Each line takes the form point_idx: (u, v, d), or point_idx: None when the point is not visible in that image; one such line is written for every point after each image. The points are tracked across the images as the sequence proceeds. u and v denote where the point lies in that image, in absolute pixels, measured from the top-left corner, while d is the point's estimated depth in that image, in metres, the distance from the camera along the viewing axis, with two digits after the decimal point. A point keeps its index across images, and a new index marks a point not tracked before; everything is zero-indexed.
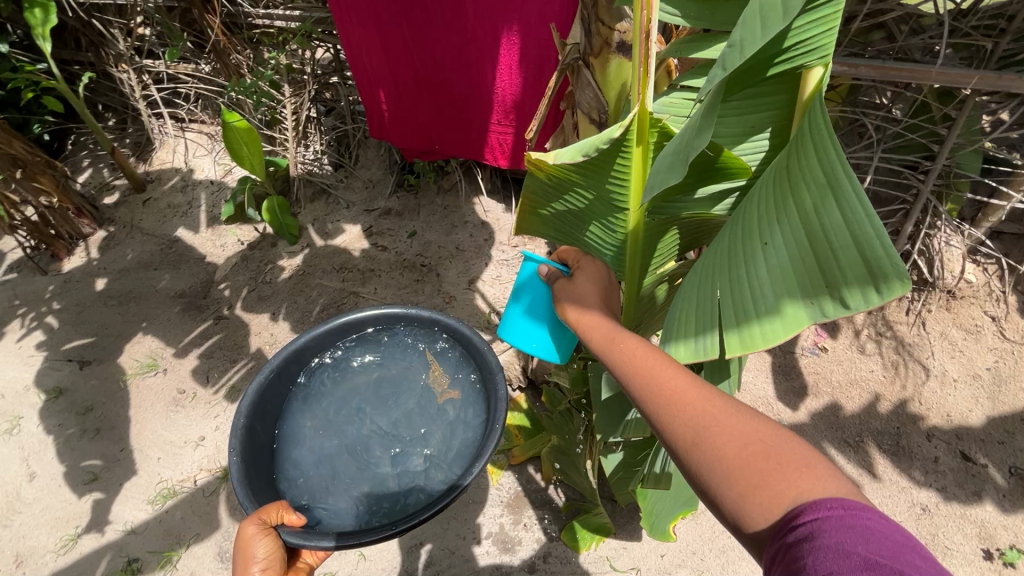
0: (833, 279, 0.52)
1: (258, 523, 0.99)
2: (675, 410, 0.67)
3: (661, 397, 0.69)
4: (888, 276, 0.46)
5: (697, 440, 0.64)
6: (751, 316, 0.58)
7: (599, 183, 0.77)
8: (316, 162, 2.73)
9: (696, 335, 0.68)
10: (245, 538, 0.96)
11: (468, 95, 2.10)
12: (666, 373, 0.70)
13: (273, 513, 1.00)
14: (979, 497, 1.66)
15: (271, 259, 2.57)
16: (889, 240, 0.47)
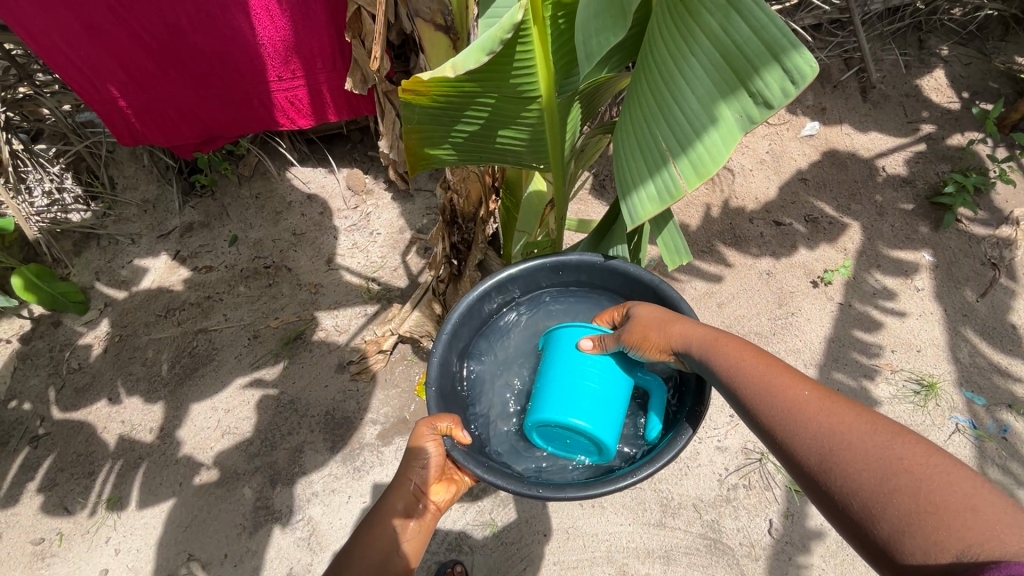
0: (750, 85, 0.56)
1: (431, 430, 1.02)
2: (807, 432, 0.72)
3: (787, 419, 0.74)
4: (797, 64, 0.53)
5: (823, 465, 0.69)
6: (691, 133, 0.60)
7: (498, 81, 0.68)
8: (56, 206, 2.13)
9: (650, 186, 0.65)
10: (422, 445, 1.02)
11: (226, 56, 1.75)
12: (786, 390, 0.77)
13: (442, 423, 1.02)
14: (795, 247, 2.13)
15: (64, 342, 2.01)
16: (783, 24, 0.54)
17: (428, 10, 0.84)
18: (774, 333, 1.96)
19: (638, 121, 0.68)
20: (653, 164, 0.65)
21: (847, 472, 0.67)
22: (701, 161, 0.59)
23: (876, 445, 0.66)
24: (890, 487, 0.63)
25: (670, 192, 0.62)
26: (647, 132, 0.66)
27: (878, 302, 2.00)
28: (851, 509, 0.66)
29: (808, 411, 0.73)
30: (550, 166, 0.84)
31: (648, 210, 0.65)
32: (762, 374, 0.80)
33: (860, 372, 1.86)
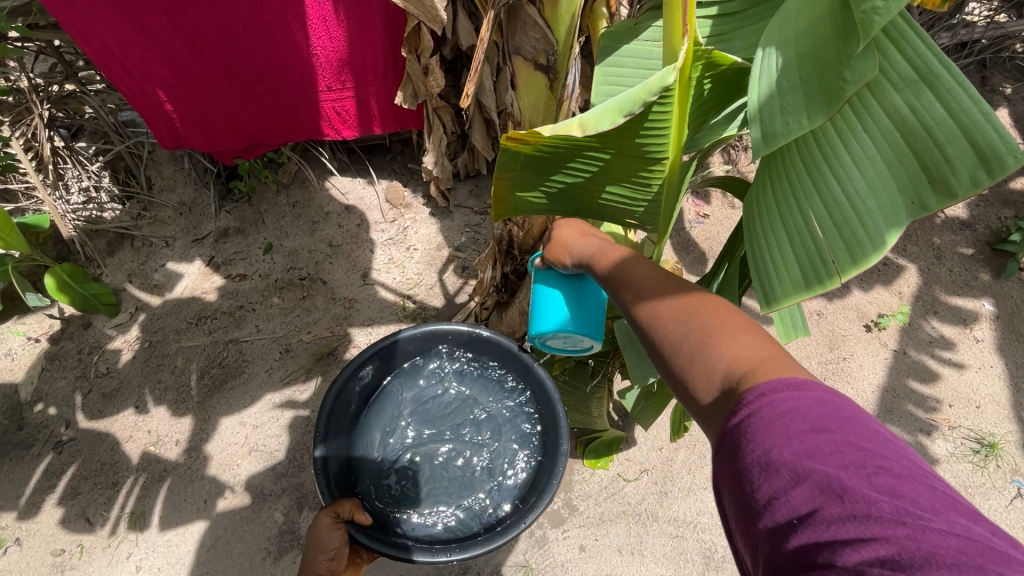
0: (932, 171, 0.50)
1: (333, 517, 1.11)
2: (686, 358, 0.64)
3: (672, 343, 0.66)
4: (999, 156, 0.46)
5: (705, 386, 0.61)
6: (851, 215, 0.54)
7: (622, 141, 0.62)
8: (93, 204, 2.10)
9: (794, 268, 0.59)
10: (320, 532, 1.08)
11: (277, 64, 1.70)
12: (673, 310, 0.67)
13: (344, 508, 1.12)
14: (847, 288, 2.05)
15: (93, 345, 1.97)
16: (985, 107, 0.47)
17: (531, 49, 0.79)
18: (825, 379, 1.87)
19: (778, 190, 0.62)
20: (796, 241, 0.59)
21: (707, 371, 0.61)
22: (864, 248, 0.53)
23: (740, 352, 0.60)
24: (743, 372, 0.58)
25: (816, 275, 0.56)
26: (789, 204, 0.60)
27: (935, 351, 1.91)
28: (694, 378, 0.63)
29: (686, 320, 0.66)
30: (654, 227, 0.77)
31: (789, 296, 0.58)
32: (654, 309, 0.70)
33: (916, 427, 1.78)
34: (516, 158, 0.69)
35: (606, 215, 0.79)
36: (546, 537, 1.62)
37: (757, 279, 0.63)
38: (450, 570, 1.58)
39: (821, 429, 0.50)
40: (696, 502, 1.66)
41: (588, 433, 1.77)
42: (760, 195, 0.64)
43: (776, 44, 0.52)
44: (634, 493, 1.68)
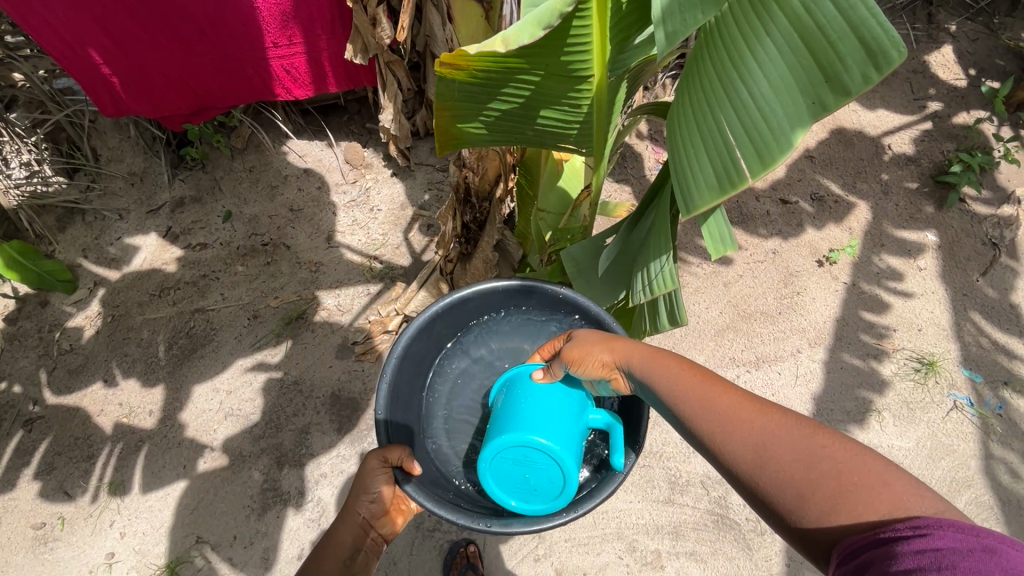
0: (828, 73, 0.53)
1: (380, 460, 0.94)
2: (733, 429, 0.68)
3: (710, 417, 0.70)
4: (884, 51, 0.49)
5: (755, 463, 0.65)
6: (760, 119, 0.57)
7: (548, 59, 0.64)
8: (37, 178, 2.01)
9: (711, 175, 0.63)
10: (370, 476, 0.94)
11: (218, 19, 1.64)
12: (717, 391, 0.72)
13: (393, 453, 0.95)
14: (801, 226, 2.13)
15: (53, 323, 1.93)
16: (870, 4, 0.50)
17: None
18: (781, 313, 1.96)
19: (698, 105, 0.65)
20: (714, 151, 0.62)
21: (781, 468, 0.63)
22: (771, 150, 0.56)
23: (802, 436, 0.63)
24: (817, 475, 0.60)
25: (729, 181, 0.60)
26: (706, 116, 0.63)
27: (883, 281, 2.02)
28: (760, 478, 0.64)
29: (733, 414, 0.69)
30: (591, 151, 0.79)
31: (705, 202, 0.63)
32: (691, 385, 0.75)
33: (865, 352, 1.89)
34: (451, 86, 0.71)
35: (546, 142, 0.81)
36: None
37: (681, 196, 0.67)
38: (430, 512, 1.65)
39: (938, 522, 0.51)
40: (661, 434, 1.75)
41: None
42: (686, 111, 0.67)
43: None
44: None
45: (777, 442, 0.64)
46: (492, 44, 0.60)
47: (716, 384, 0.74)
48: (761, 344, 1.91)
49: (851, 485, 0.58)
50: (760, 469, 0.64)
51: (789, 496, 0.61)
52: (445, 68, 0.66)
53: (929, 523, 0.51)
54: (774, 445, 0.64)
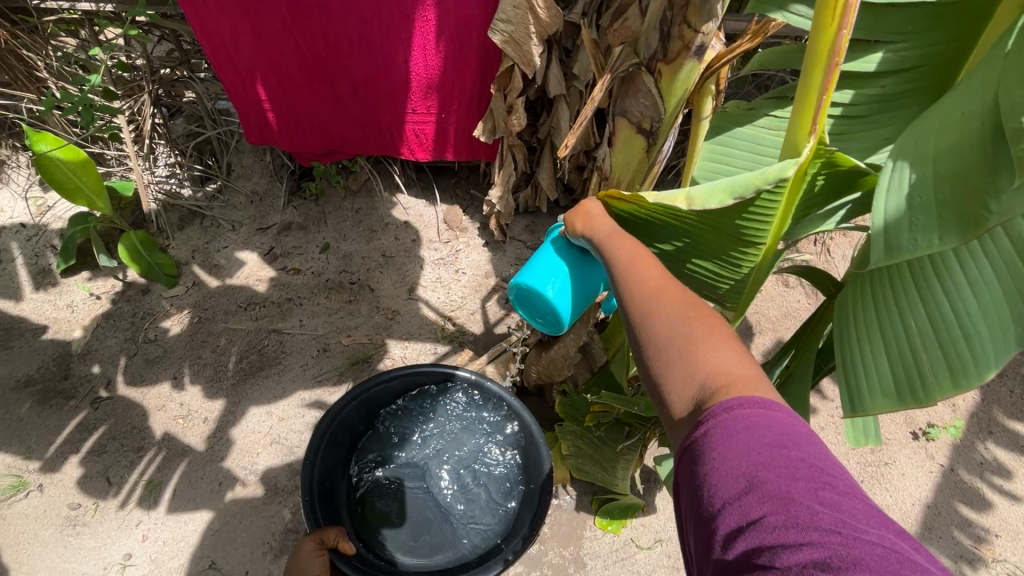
0: None
1: (318, 541, 1.21)
2: (658, 315, 0.70)
3: (644, 297, 0.73)
4: None
5: (678, 345, 0.67)
6: (956, 342, 0.62)
7: (722, 220, 0.62)
8: (173, 178, 2.23)
9: (892, 380, 0.68)
10: (302, 551, 1.19)
11: (371, 81, 1.80)
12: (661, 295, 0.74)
13: (329, 534, 1.23)
14: None
15: (147, 312, 2.06)
16: None
17: (638, 114, 0.83)
18: (863, 481, 1.78)
19: (881, 301, 0.71)
20: (897, 353, 0.67)
21: (689, 355, 0.66)
22: (966, 373, 0.61)
23: (713, 341, 0.66)
24: (725, 375, 0.63)
25: (916, 394, 0.65)
26: (891, 317, 0.69)
27: (989, 476, 1.80)
28: (671, 387, 0.66)
29: (655, 302, 0.73)
30: (739, 308, 0.75)
31: (881, 405, 0.68)
32: (643, 284, 0.76)
33: (959, 554, 1.66)
34: None
35: (691, 286, 0.79)
36: None
37: (851, 385, 0.72)
38: None
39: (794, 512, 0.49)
40: None
41: (606, 491, 1.70)
42: (865, 303, 0.73)
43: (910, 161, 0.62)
44: (645, 563, 1.61)
45: (700, 336, 0.67)
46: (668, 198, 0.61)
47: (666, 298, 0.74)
48: None
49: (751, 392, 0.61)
50: (672, 346, 0.67)
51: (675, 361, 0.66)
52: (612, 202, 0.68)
53: (737, 402, 0.58)
54: (698, 343, 0.66)
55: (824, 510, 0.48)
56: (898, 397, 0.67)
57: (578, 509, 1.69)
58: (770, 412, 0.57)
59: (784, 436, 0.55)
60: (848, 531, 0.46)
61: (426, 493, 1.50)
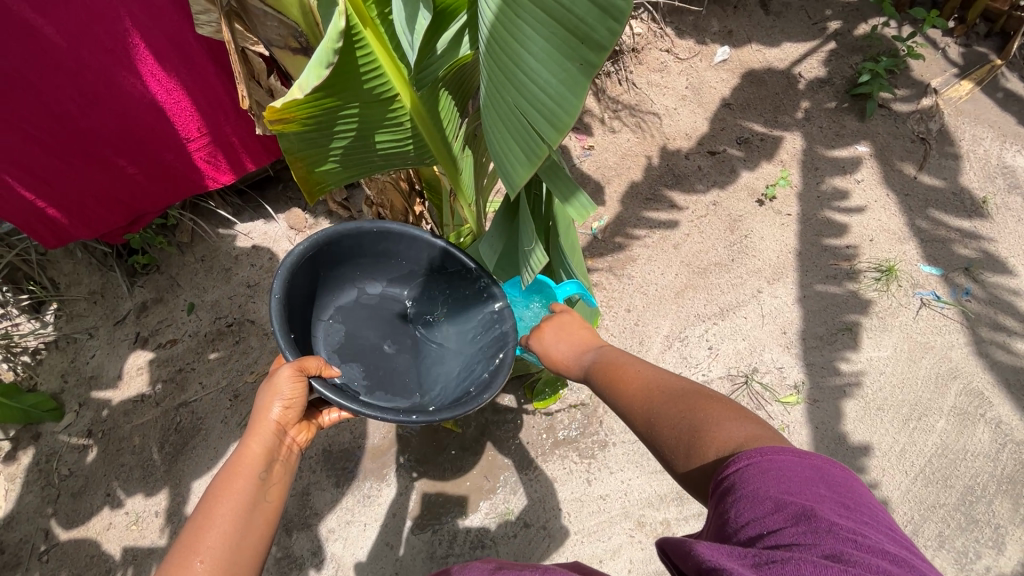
0: (581, 38, 0.57)
1: (296, 370, 1.00)
2: (663, 414, 0.83)
3: (644, 416, 0.85)
4: (613, 9, 0.53)
5: (686, 435, 0.78)
6: (534, 93, 0.63)
7: (353, 91, 0.70)
8: (4, 319, 2.10)
9: (521, 154, 0.69)
10: (280, 377, 0.98)
11: (126, 131, 1.72)
12: (643, 394, 0.87)
13: (310, 363, 1.01)
14: (735, 171, 2.16)
15: (49, 453, 1.98)
16: None
17: (281, 36, 0.95)
18: (733, 259, 1.99)
19: (492, 89, 0.70)
20: (517, 132, 0.68)
21: (699, 430, 0.76)
22: (558, 120, 0.62)
23: (712, 414, 0.77)
24: (708, 430, 0.75)
25: (535, 153, 0.67)
26: (502, 98, 0.69)
27: (832, 204, 2.04)
28: (676, 452, 0.78)
29: (650, 406, 0.85)
30: (434, 158, 0.86)
31: (522, 176, 0.70)
32: (631, 395, 0.89)
33: (832, 276, 1.90)
34: (291, 139, 0.77)
35: (399, 164, 0.87)
36: (518, 480, 1.72)
37: (506, 176, 0.74)
38: (441, 539, 1.67)
39: (818, 495, 0.60)
40: None
41: (533, 376, 1.86)
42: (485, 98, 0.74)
43: None
44: (587, 415, 1.80)
45: (692, 408, 0.80)
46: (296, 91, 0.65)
47: (653, 381, 0.89)
48: (721, 294, 1.93)
49: (723, 429, 0.74)
50: (678, 433, 0.79)
51: (676, 447, 0.79)
52: (273, 122, 0.70)
53: (768, 448, 0.65)
54: (698, 413, 0.79)
55: (844, 527, 0.56)
56: (531, 161, 0.69)
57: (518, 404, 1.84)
58: (801, 458, 0.63)
59: (822, 477, 0.62)
60: (861, 545, 0.54)
61: (382, 348, 1.24)
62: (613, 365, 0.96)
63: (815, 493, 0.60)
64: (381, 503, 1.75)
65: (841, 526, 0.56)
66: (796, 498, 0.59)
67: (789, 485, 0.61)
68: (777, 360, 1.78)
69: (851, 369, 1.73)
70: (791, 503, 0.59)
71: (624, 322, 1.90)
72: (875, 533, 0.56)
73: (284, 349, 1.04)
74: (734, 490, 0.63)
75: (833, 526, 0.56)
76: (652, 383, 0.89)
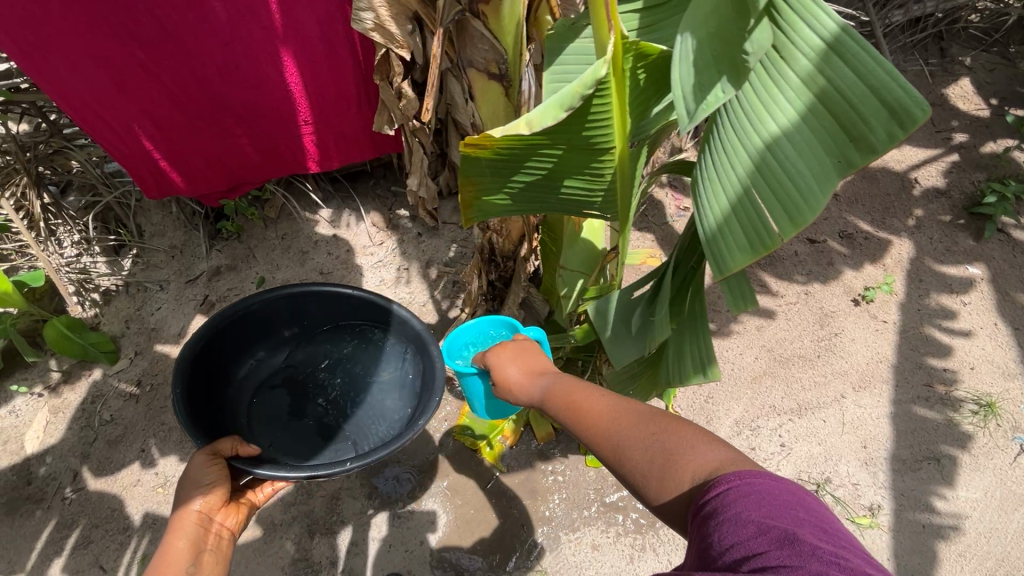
0: (855, 136, 0.61)
1: (211, 453, 1.04)
2: (626, 438, 0.76)
3: (608, 442, 0.78)
4: (909, 112, 0.58)
5: (653, 461, 0.71)
6: (781, 181, 0.64)
7: (571, 134, 0.66)
8: (84, 254, 2.14)
9: (741, 240, 0.68)
10: (195, 465, 1.01)
11: (253, 104, 1.76)
12: (608, 416, 0.80)
13: (224, 444, 1.06)
14: (834, 265, 2.08)
15: (96, 394, 1.99)
16: (899, 86, 0.59)
17: (483, 59, 0.97)
18: (819, 356, 1.89)
19: (719, 169, 0.71)
20: (743, 215, 0.68)
21: (669, 453, 0.70)
22: (803, 211, 0.62)
23: (671, 432, 0.73)
24: (675, 454, 0.70)
25: (763, 243, 0.65)
26: (730, 180, 0.70)
27: (935, 321, 1.93)
28: (648, 482, 0.71)
29: (614, 428, 0.78)
30: (617, 213, 0.80)
31: (738, 262, 0.68)
32: (596, 420, 0.81)
33: (926, 398, 1.78)
34: (481, 164, 0.75)
35: (572, 211, 0.82)
36: (557, 537, 1.63)
37: (711, 262, 0.72)
38: None
39: (796, 524, 0.55)
40: None
41: None
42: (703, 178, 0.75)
43: (688, 30, 0.67)
44: None
45: (652, 430, 0.75)
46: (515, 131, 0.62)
47: (610, 401, 0.83)
48: (802, 390, 1.83)
49: (690, 450, 0.69)
50: (652, 458, 0.72)
51: (646, 479, 0.72)
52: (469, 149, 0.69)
53: (745, 471, 0.61)
54: (657, 436, 0.74)
55: (828, 552, 0.51)
56: (751, 247, 0.67)
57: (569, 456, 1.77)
58: (773, 481, 0.59)
59: (800, 505, 0.57)
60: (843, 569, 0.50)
61: (313, 407, 1.39)
62: (574, 389, 0.89)
63: (793, 516, 0.56)
64: (411, 527, 1.68)
65: (828, 559, 0.51)
66: (775, 529, 0.54)
67: (767, 510, 0.56)
68: (853, 474, 1.66)
69: (948, 509, 1.59)
70: (771, 532, 0.54)
71: (695, 397, 1.82)
72: (860, 563, 0.51)
73: (192, 434, 1.08)
74: (711, 521, 0.59)
75: (817, 556, 0.51)
76: (614, 405, 0.82)
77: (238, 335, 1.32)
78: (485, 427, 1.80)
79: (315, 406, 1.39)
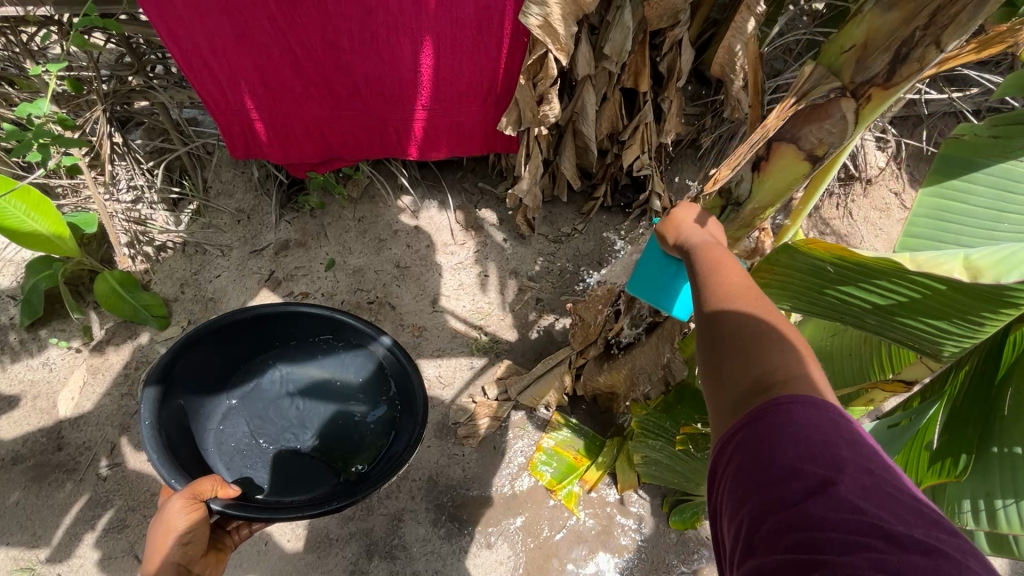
0: None
1: (189, 497, 0.98)
2: (745, 322, 0.67)
3: (729, 299, 0.71)
4: None
5: (770, 368, 0.61)
6: None
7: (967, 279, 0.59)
8: (142, 203, 1.94)
9: None
10: (172, 511, 0.95)
11: (375, 79, 1.58)
12: (753, 307, 0.69)
13: (203, 487, 1.00)
14: None
15: (141, 360, 1.82)
16: None
17: (814, 141, 0.77)
18: None
19: None
20: None
21: (789, 371, 0.60)
22: None
23: (807, 362, 0.61)
24: (797, 371, 0.60)
25: None
26: None
27: None
28: (741, 376, 0.63)
29: (734, 300, 0.71)
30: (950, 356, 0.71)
31: None
32: (734, 295, 0.71)
33: None
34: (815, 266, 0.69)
35: (887, 337, 0.74)
36: None
37: None
38: None
39: (841, 458, 0.52)
40: None
41: (676, 490, 1.68)
42: None
43: None
44: None
45: (782, 342, 0.64)
46: (926, 265, 0.57)
47: (758, 309, 0.68)
48: None
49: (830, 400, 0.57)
50: (752, 352, 0.64)
51: (734, 360, 0.66)
52: (820, 248, 0.65)
53: (802, 397, 0.56)
54: (798, 363, 0.61)
55: (873, 507, 0.48)
56: None
57: (650, 512, 1.66)
58: (826, 415, 0.55)
59: (844, 440, 0.53)
60: (886, 525, 0.47)
61: (296, 428, 1.34)
62: (720, 261, 0.78)
63: (834, 453, 0.52)
64: (476, 564, 1.57)
65: (872, 517, 0.47)
66: (815, 465, 0.51)
67: (802, 446, 0.53)
68: None
69: None
70: (805, 470, 0.51)
71: None
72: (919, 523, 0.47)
73: (170, 480, 1.05)
74: (751, 443, 0.56)
75: (859, 510, 0.48)
76: (758, 300, 0.70)
77: (196, 387, 1.28)
78: (563, 466, 1.67)
79: (298, 424, 1.34)
